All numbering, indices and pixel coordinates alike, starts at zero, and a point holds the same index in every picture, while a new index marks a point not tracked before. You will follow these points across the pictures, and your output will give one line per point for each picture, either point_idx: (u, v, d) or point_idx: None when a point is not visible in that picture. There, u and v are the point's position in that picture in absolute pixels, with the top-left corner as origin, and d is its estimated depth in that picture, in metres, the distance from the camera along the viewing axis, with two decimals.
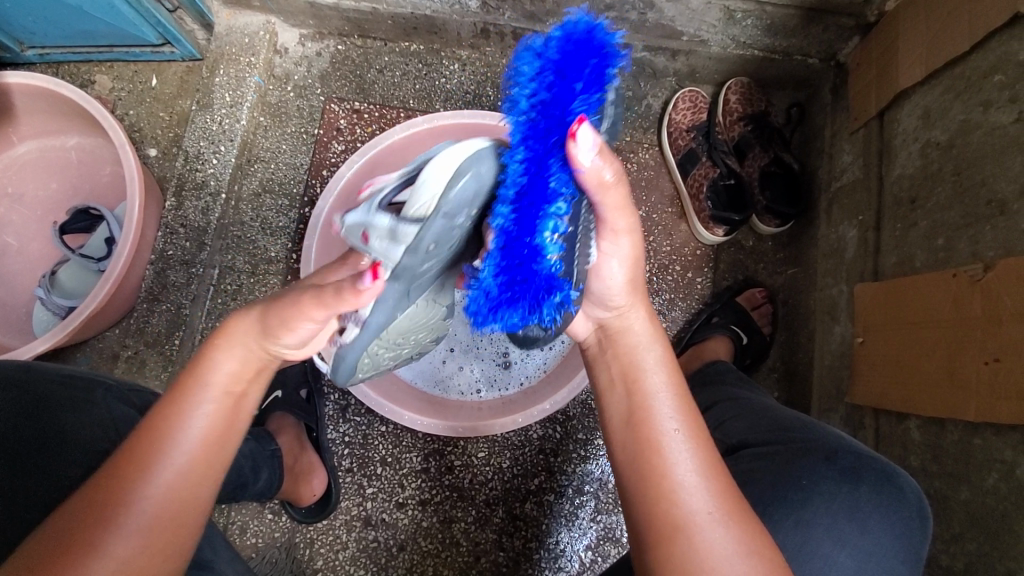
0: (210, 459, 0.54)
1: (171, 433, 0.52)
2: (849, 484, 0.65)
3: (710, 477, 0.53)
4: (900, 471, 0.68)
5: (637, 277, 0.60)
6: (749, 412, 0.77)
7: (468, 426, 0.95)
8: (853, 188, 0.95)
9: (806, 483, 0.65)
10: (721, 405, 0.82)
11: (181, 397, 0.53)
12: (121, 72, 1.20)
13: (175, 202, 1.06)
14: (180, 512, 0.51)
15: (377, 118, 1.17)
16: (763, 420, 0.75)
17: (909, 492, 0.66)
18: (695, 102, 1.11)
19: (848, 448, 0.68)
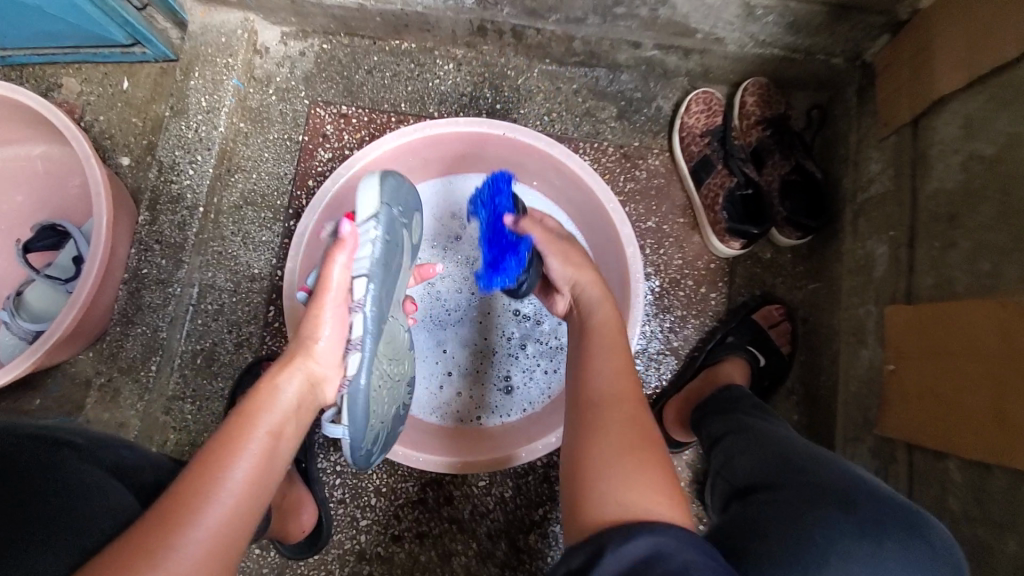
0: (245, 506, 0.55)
1: (216, 474, 0.55)
2: (870, 539, 0.55)
3: (625, 407, 0.66)
4: (925, 517, 0.58)
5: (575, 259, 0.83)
6: (759, 449, 0.69)
7: (465, 463, 0.86)
8: (882, 201, 0.88)
9: (817, 536, 0.55)
10: (733, 440, 0.73)
11: (232, 439, 0.58)
12: (89, 74, 1.11)
13: (149, 216, 0.99)
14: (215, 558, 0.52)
15: (366, 123, 1.08)
16: (770, 460, 0.66)
17: (938, 544, 0.56)
18: (709, 104, 1.03)
19: (865, 493, 0.58)
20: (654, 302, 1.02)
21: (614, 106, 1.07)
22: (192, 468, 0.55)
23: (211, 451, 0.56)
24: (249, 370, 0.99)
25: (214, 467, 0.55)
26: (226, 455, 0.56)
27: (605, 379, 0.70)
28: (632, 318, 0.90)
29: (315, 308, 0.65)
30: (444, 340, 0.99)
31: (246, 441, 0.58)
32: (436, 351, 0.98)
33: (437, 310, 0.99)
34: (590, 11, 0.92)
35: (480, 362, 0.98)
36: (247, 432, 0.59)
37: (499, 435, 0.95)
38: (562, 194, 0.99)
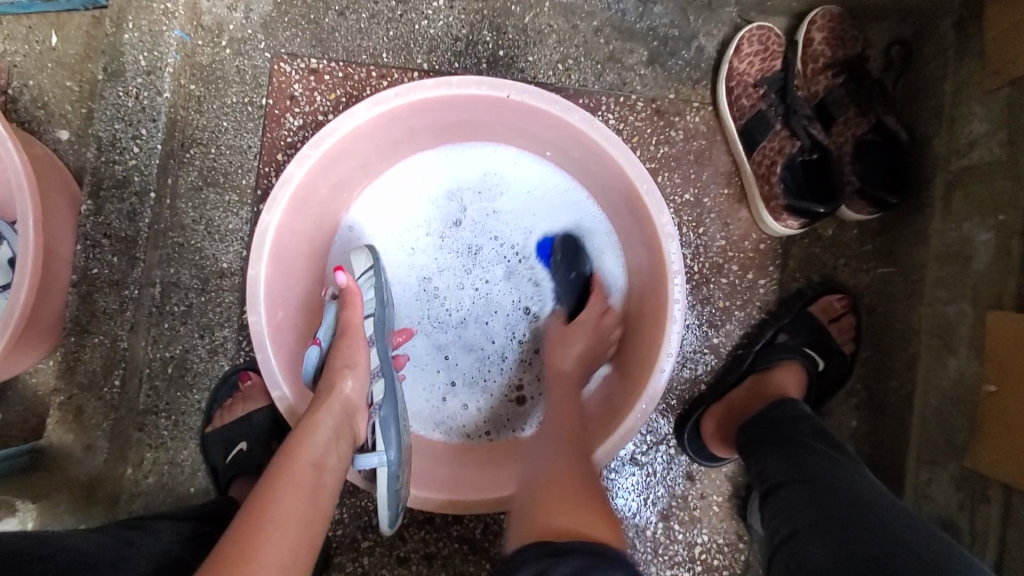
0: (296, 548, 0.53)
1: (264, 519, 0.53)
2: None
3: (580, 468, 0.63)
4: None
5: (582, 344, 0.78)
6: (830, 534, 0.55)
7: (484, 504, 0.73)
8: (990, 173, 0.69)
9: None
10: (792, 506, 0.60)
11: (274, 479, 0.57)
12: (9, 29, 0.92)
13: (92, 205, 0.84)
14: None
15: (341, 81, 0.88)
16: (860, 562, 0.51)
17: None
18: (766, 43, 0.82)
19: None
20: (690, 292, 0.87)
21: (645, 49, 0.86)
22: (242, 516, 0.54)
23: (260, 494, 0.55)
24: (226, 379, 0.88)
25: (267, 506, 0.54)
26: (274, 494, 0.55)
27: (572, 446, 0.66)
28: (670, 325, 0.74)
29: (345, 348, 0.70)
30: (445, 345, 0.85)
31: (295, 475, 0.58)
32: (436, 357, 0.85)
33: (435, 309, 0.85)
34: None
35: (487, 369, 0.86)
36: (291, 468, 0.58)
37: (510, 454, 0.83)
38: (581, 167, 0.81)
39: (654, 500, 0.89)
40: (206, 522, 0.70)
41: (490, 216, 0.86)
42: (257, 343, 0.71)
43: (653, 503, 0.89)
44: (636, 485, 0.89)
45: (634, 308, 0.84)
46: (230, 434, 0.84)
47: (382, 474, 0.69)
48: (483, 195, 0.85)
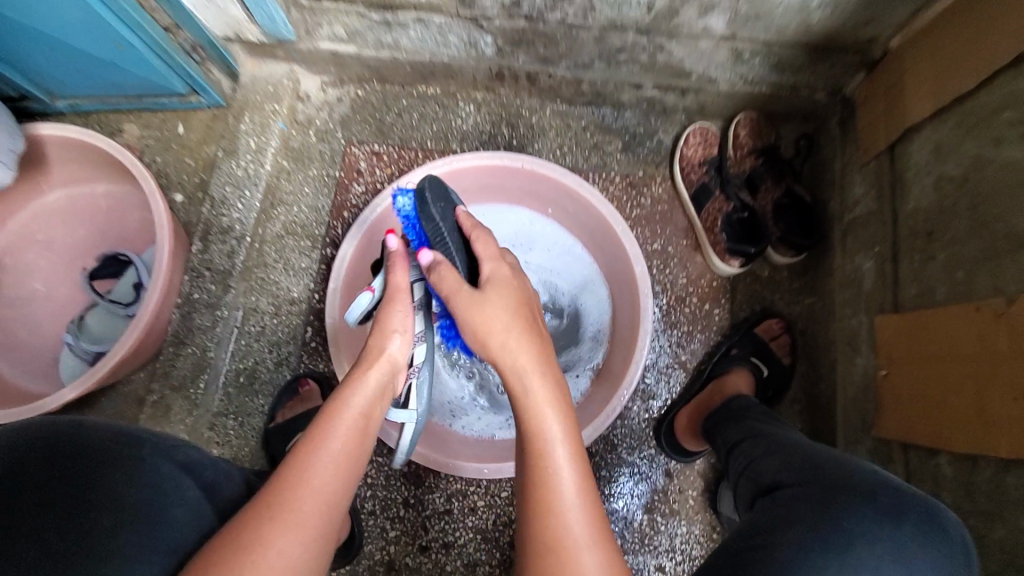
0: (333, 495, 0.59)
1: (305, 467, 0.59)
2: (894, 526, 0.57)
3: (577, 466, 0.60)
4: (940, 504, 0.60)
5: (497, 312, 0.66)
6: (781, 450, 0.73)
7: (493, 470, 0.94)
8: (868, 221, 0.96)
9: (845, 525, 0.57)
10: (753, 445, 0.78)
11: (312, 442, 0.61)
12: (148, 121, 1.24)
13: (201, 245, 1.09)
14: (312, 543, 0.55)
15: (396, 160, 1.20)
16: (797, 458, 0.69)
17: (953, 532, 0.58)
18: (705, 137, 1.14)
19: (886, 483, 0.61)
20: (662, 318, 1.10)
21: (619, 140, 1.18)
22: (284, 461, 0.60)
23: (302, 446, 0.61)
24: (288, 386, 1.09)
25: (309, 454, 0.60)
26: (317, 444, 0.61)
27: (560, 448, 0.60)
28: (643, 321, 0.98)
29: (382, 324, 0.74)
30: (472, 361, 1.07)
31: (336, 436, 0.62)
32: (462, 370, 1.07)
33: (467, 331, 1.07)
34: (595, 57, 1.04)
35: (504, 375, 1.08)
36: (328, 430, 0.62)
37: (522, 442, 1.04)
38: (574, 219, 1.09)
39: (638, 493, 1.05)
40: None
41: (521, 262, 1.11)
42: (330, 338, 0.95)
43: (637, 496, 1.05)
44: (624, 481, 1.05)
45: (617, 316, 1.08)
46: (290, 427, 1.04)
47: (408, 427, 0.82)
48: (513, 246, 1.11)
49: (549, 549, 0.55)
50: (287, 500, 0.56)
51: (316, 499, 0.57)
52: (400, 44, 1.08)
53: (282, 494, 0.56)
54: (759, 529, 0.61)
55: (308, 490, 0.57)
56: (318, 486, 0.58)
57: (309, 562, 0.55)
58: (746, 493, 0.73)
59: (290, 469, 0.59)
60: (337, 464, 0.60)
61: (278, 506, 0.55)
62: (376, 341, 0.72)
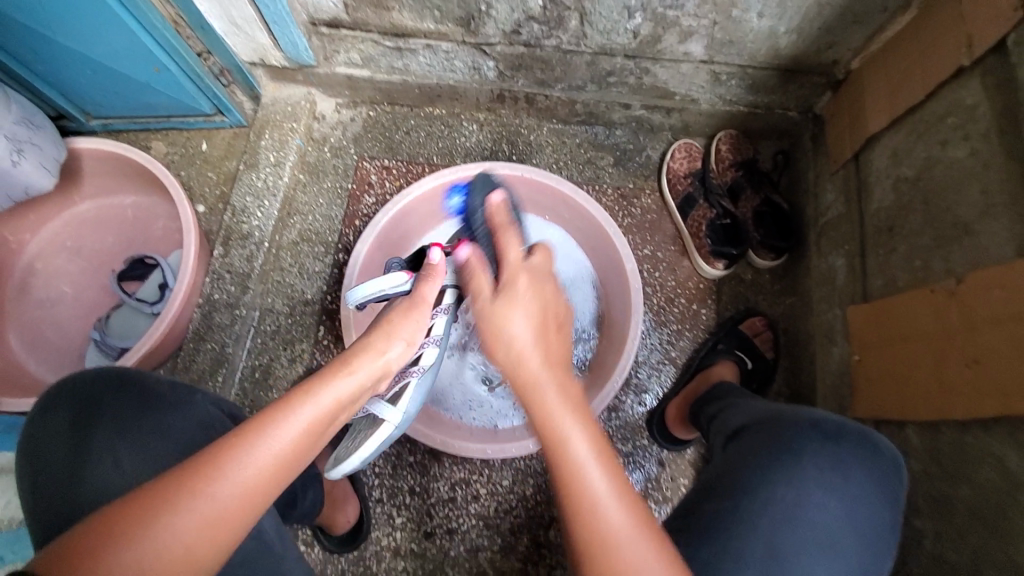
0: (278, 475, 0.54)
1: (262, 437, 0.54)
2: (832, 443, 0.68)
3: (610, 475, 0.56)
4: (875, 431, 0.71)
5: (537, 328, 0.64)
6: (745, 407, 0.83)
7: (496, 448, 0.99)
8: (838, 223, 1.05)
9: (794, 445, 0.69)
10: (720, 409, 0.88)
11: (277, 419, 0.55)
12: (174, 139, 1.34)
13: (223, 250, 1.18)
14: (234, 518, 0.52)
15: (404, 174, 1.30)
16: (760, 411, 0.79)
17: (884, 449, 0.69)
18: (689, 152, 1.24)
19: (829, 417, 0.71)
20: (653, 317, 1.18)
21: (610, 155, 1.28)
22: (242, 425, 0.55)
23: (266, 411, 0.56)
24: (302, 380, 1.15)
25: (269, 423, 0.55)
26: (282, 413, 0.55)
27: (582, 445, 0.57)
28: (634, 314, 1.05)
29: (400, 322, 0.70)
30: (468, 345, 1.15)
31: (305, 422, 0.56)
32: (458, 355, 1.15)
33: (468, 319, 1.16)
34: (588, 80, 1.15)
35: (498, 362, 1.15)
36: (303, 399, 0.57)
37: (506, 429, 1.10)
38: (570, 224, 1.18)
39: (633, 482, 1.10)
40: None
41: None
42: (346, 328, 1.02)
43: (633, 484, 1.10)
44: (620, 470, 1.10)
45: (609, 313, 1.16)
46: None
47: (384, 428, 0.75)
48: None
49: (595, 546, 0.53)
50: (227, 471, 0.52)
51: (260, 478, 0.53)
52: (411, 69, 1.19)
53: (225, 458, 0.52)
54: (731, 465, 0.72)
55: (252, 467, 0.53)
56: (268, 463, 0.54)
57: (215, 541, 0.51)
58: (716, 443, 0.82)
59: (243, 435, 0.53)
60: (296, 443, 0.55)
61: (216, 479, 0.51)
62: (384, 329, 0.69)
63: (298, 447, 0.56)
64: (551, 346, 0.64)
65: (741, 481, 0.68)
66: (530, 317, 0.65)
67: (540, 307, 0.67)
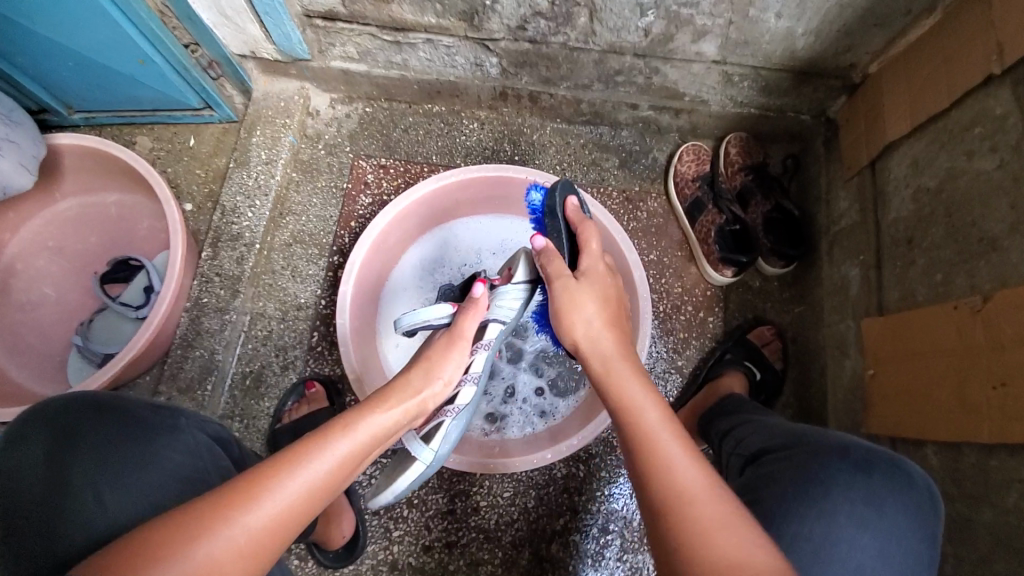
0: (317, 497, 0.57)
1: (305, 461, 0.57)
2: (863, 473, 0.65)
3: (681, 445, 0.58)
4: (905, 459, 0.68)
5: (608, 324, 0.75)
6: (762, 427, 0.79)
7: (499, 464, 0.96)
8: (852, 231, 1.02)
9: (823, 476, 0.65)
10: (737, 427, 0.84)
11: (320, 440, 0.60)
12: (160, 134, 1.28)
13: (211, 252, 1.12)
14: (278, 534, 0.54)
15: (402, 173, 1.25)
16: (778, 432, 0.76)
17: (917, 478, 0.66)
18: (698, 154, 1.20)
19: (858, 444, 0.69)
20: (659, 325, 1.15)
21: (616, 157, 1.24)
22: (288, 448, 0.58)
23: (308, 439, 0.60)
24: (295, 388, 1.11)
25: (313, 444, 0.59)
26: (321, 442, 0.59)
27: (664, 429, 0.60)
28: (643, 327, 1.02)
29: (438, 363, 0.75)
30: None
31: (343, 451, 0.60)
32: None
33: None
34: (595, 78, 1.10)
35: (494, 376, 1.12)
36: (340, 433, 0.61)
37: (503, 444, 1.06)
38: None
39: None
40: None
41: None
42: (341, 339, 0.97)
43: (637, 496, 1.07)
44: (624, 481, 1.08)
45: None
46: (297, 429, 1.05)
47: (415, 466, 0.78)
48: None
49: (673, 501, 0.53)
50: (270, 490, 0.54)
51: (302, 497, 0.56)
52: (410, 64, 1.14)
53: (269, 477, 0.55)
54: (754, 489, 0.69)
55: (295, 486, 0.55)
56: (308, 484, 0.56)
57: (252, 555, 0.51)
58: (734, 465, 0.79)
59: (288, 457, 0.57)
60: (335, 469, 0.59)
61: (258, 497, 0.53)
62: (422, 369, 0.73)
63: (337, 473, 0.59)
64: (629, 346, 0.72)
65: (763, 512, 0.65)
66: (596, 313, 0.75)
67: (607, 306, 0.76)
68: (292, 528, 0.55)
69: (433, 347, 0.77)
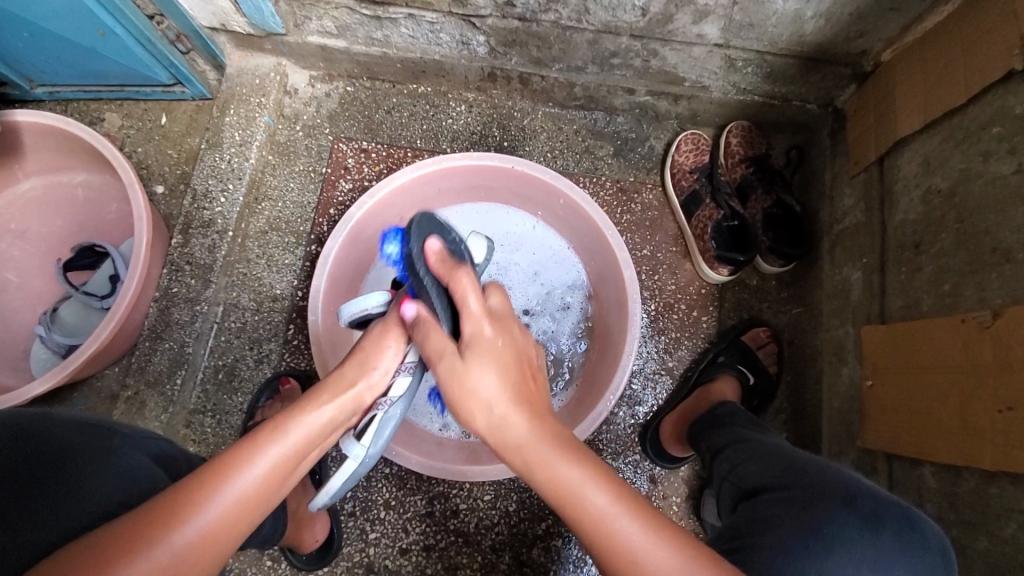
0: (248, 511, 0.53)
1: (236, 471, 0.53)
2: (871, 530, 0.62)
3: (627, 506, 0.52)
4: (919, 514, 0.65)
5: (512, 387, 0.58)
6: (761, 453, 0.76)
7: (475, 471, 0.92)
8: (856, 231, 0.96)
9: (825, 527, 0.62)
10: (734, 449, 0.80)
11: (261, 444, 0.56)
12: (130, 110, 1.21)
13: (182, 239, 1.06)
14: (210, 550, 0.50)
15: (385, 158, 1.18)
16: (777, 462, 0.72)
17: (929, 536, 0.63)
18: (696, 144, 1.14)
19: (866, 492, 0.65)
20: (650, 324, 1.10)
21: (611, 145, 1.17)
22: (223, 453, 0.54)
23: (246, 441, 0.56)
24: (268, 383, 1.05)
25: (255, 449, 0.55)
26: (251, 451, 0.55)
27: (594, 487, 0.52)
28: (631, 328, 0.96)
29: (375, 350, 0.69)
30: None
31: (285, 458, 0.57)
32: (438, 373, 1.07)
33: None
34: (589, 61, 1.03)
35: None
36: (279, 435, 0.57)
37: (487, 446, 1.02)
38: (563, 223, 1.08)
39: None
40: None
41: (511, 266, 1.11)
42: (312, 337, 0.92)
43: None
44: None
45: (603, 322, 1.07)
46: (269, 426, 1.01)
47: (349, 464, 0.68)
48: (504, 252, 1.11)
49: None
50: (204, 502, 0.50)
51: (234, 511, 0.52)
52: (392, 41, 1.07)
53: (203, 486, 0.51)
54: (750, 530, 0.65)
55: (227, 499, 0.52)
56: (239, 497, 0.53)
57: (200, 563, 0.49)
58: (727, 494, 0.75)
59: (223, 466, 0.53)
60: (267, 477, 0.55)
61: (191, 512, 0.49)
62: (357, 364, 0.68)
63: (270, 482, 0.55)
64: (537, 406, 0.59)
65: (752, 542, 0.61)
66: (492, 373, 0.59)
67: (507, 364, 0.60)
68: (227, 543, 0.52)
69: (366, 337, 0.71)
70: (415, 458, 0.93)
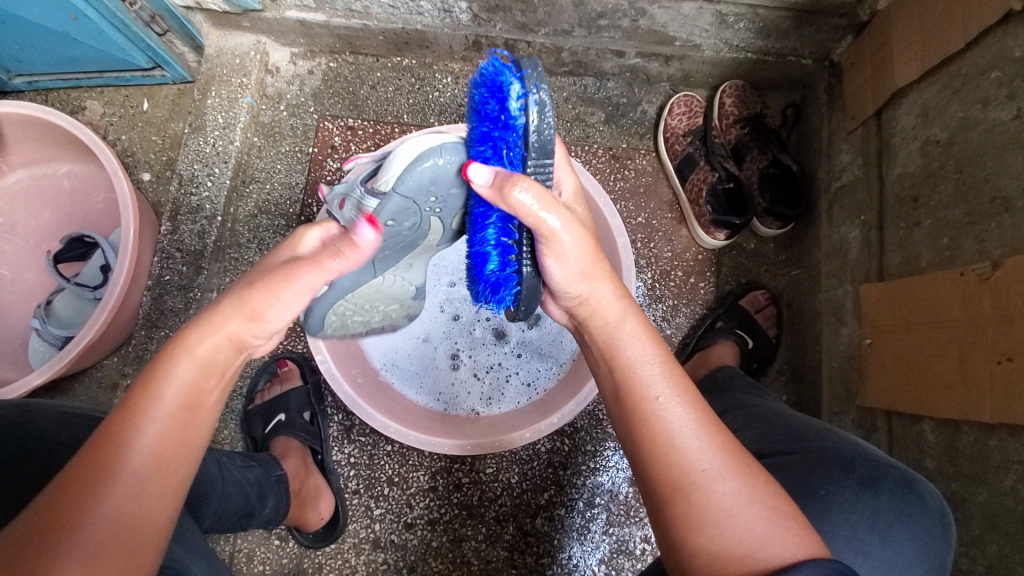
0: (173, 470, 0.53)
1: (127, 443, 0.51)
2: (869, 494, 0.62)
3: (706, 432, 0.53)
4: (919, 478, 0.65)
5: (592, 265, 0.61)
6: (760, 420, 0.75)
7: (476, 444, 0.93)
8: (853, 188, 0.94)
9: (823, 493, 0.62)
10: (733, 413, 0.80)
11: (137, 404, 0.52)
12: (111, 97, 1.18)
13: (171, 226, 1.05)
14: (143, 513, 0.50)
15: (371, 135, 1.16)
16: (776, 430, 0.72)
17: (930, 500, 0.63)
18: (690, 106, 1.11)
19: (864, 457, 0.65)
20: (648, 292, 1.09)
21: (602, 112, 1.14)
22: (102, 433, 0.51)
23: (116, 418, 0.51)
24: (265, 367, 1.05)
25: (143, 406, 0.52)
26: (132, 417, 0.52)
27: (680, 406, 0.54)
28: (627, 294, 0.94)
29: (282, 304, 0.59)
30: (457, 347, 1.07)
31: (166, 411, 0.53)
32: (449, 354, 1.06)
33: (454, 322, 1.07)
34: (576, 23, 1.00)
35: (492, 360, 1.07)
36: (151, 397, 0.53)
37: (502, 420, 1.01)
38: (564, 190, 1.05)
39: (623, 467, 1.05)
40: (255, 466, 0.84)
41: None
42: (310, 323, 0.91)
43: (623, 470, 1.05)
44: (610, 455, 1.05)
45: None
46: (269, 409, 1.02)
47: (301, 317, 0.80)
48: None
49: (672, 489, 0.50)
50: (110, 478, 0.49)
51: (152, 473, 0.51)
52: (371, 12, 1.04)
53: (102, 471, 0.49)
54: None
55: (139, 468, 0.51)
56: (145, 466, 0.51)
57: (139, 529, 0.50)
58: None
59: (109, 449, 0.50)
60: (168, 431, 0.53)
61: (101, 489, 0.49)
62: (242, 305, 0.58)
63: (176, 435, 0.53)
64: (610, 270, 0.63)
65: None
66: (574, 249, 0.58)
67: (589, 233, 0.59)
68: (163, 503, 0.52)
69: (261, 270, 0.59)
70: (414, 435, 0.93)
